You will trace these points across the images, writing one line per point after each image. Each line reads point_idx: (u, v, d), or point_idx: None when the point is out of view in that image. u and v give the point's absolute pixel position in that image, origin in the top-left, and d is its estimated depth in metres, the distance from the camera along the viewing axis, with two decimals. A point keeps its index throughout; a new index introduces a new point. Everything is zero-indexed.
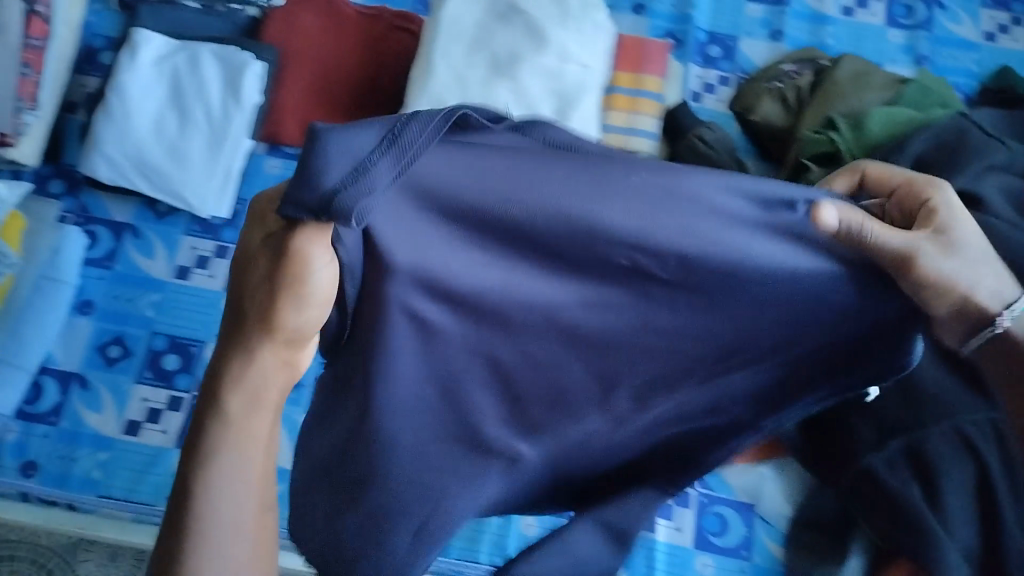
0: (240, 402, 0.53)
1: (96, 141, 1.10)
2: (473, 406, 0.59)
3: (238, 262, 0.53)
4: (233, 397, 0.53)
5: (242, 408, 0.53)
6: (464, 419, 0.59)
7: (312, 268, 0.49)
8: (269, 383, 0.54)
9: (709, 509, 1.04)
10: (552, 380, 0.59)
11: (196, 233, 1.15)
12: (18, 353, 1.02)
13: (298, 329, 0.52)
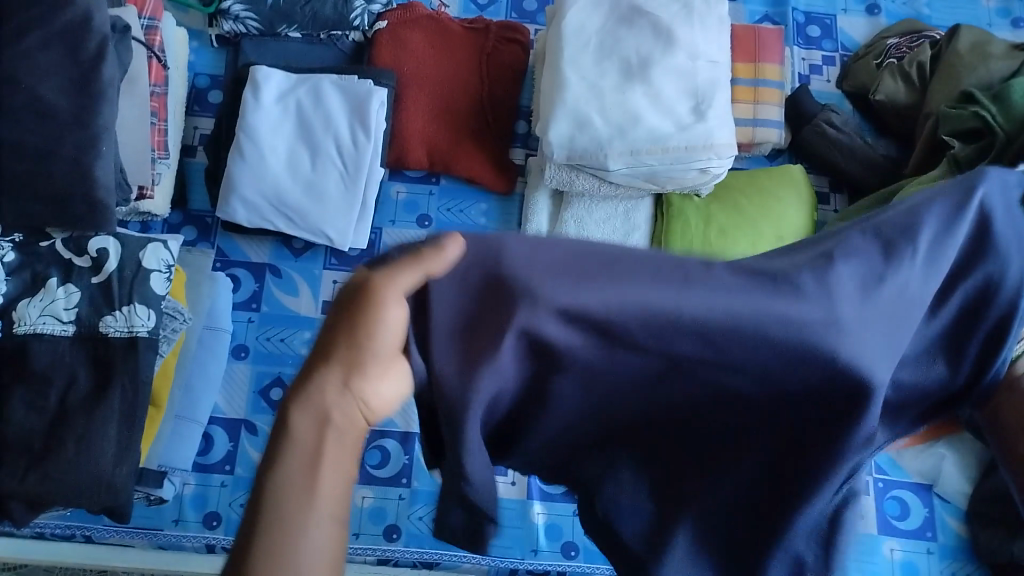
0: (306, 421, 0.45)
1: (233, 185, 1.09)
2: None
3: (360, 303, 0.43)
4: (301, 417, 0.45)
5: (300, 489, 0.43)
6: None
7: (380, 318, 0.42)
8: (323, 466, 0.44)
9: (887, 493, 1.03)
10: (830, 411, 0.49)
11: (335, 267, 1.14)
12: (190, 409, 0.99)
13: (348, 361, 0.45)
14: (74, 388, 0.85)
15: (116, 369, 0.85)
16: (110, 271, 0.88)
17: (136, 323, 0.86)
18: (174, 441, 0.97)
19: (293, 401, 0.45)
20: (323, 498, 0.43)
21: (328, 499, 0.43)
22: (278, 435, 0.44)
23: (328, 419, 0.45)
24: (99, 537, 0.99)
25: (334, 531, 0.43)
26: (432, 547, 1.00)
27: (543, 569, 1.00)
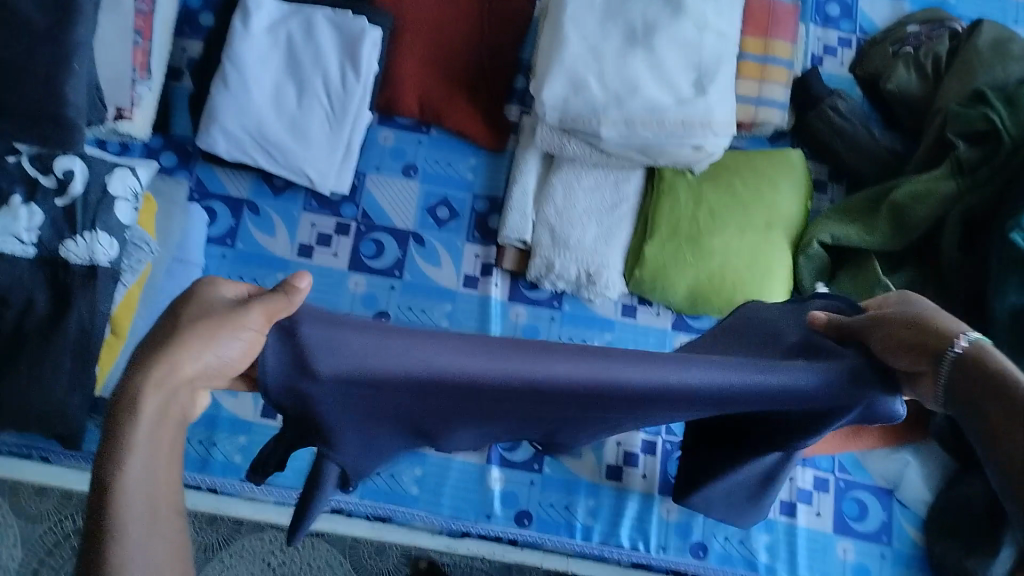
0: (156, 401, 0.46)
1: (214, 115, 1.04)
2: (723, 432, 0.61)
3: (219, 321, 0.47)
4: (151, 397, 0.46)
5: (150, 515, 0.45)
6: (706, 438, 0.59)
7: (234, 333, 0.46)
8: (160, 464, 0.46)
9: (847, 494, 1.03)
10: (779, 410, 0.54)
11: (315, 210, 1.10)
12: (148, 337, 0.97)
13: (209, 366, 0.47)
14: (31, 311, 0.82)
15: (74, 297, 0.83)
16: (74, 195, 0.84)
17: (97, 252, 0.84)
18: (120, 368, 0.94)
19: (149, 387, 0.46)
20: (164, 512, 0.46)
21: (165, 498, 0.46)
22: (125, 428, 0.45)
23: (171, 410, 0.47)
24: (54, 460, 0.98)
25: (168, 539, 0.46)
26: (385, 502, 0.99)
27: (494, 534, 0.99)
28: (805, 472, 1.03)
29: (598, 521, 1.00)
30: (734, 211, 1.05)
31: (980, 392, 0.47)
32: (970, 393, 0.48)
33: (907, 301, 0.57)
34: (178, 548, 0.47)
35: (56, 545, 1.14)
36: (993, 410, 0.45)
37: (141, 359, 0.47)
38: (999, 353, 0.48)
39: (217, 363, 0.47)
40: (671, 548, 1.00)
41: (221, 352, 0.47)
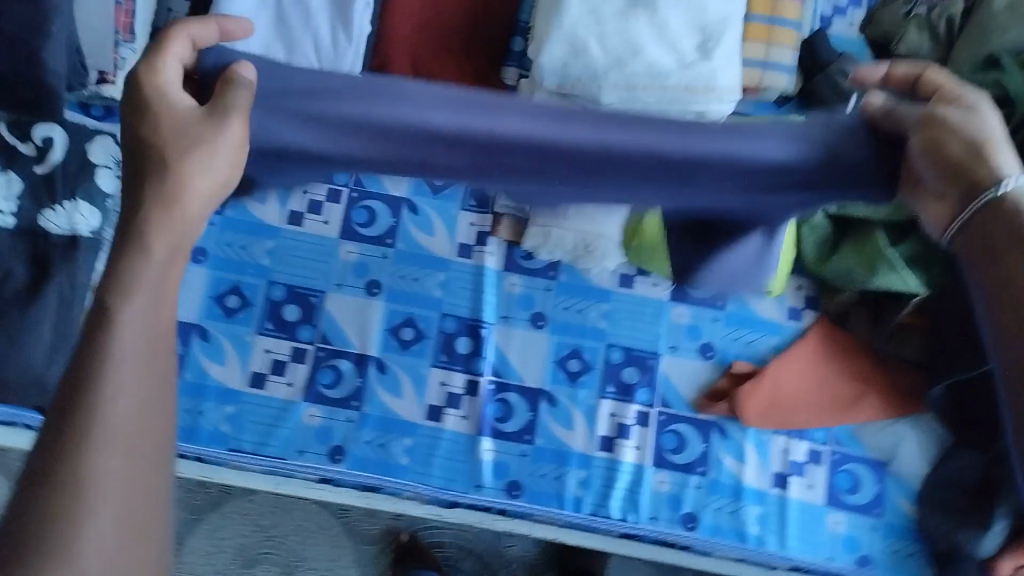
0: (164, 245, 0.46)
1: None
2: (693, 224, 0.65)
3: (185, 129, 0.49)
4: (158, 237, 0.46)
5: (146, 347, 0.43)
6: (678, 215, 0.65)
7: (220, 134, 0.50)
8: (164, 306, 0.45)
9: (841, 467, 1.01)
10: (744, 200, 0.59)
11: None
12: None
13: (202, 186, 0.49)
14: (9, 279, 0.80)
15: (55, 267, 0.81)
16: (54, 163, 0.83)
17: (78, 223, 0.82)
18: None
19: (154, 224, 0.46)
20: (159, 343, 0.44)
21: (163, 328, 0.45)
22: (129, 253, 0.45)
23: (179, 248, 0.47)
24: None
25: (159, 370, 0.44)
26: (374, 471, 0.99)
27: (484, 504, 1.00)
28: (799, 444, 1.02)
29: (589, 492, 1.00)
30: None
31: (1008, 243, 0.46)
32: (992, 239, 0.47)
33: (973, 112, 0.50)
34: (163, 397, 0.43)
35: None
36: (1022, 280, 0.44)
37: (139, 193, 0.47)
38: None
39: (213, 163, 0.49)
40: (661, 518, 0.99)
41: (214, 164, 0.49)
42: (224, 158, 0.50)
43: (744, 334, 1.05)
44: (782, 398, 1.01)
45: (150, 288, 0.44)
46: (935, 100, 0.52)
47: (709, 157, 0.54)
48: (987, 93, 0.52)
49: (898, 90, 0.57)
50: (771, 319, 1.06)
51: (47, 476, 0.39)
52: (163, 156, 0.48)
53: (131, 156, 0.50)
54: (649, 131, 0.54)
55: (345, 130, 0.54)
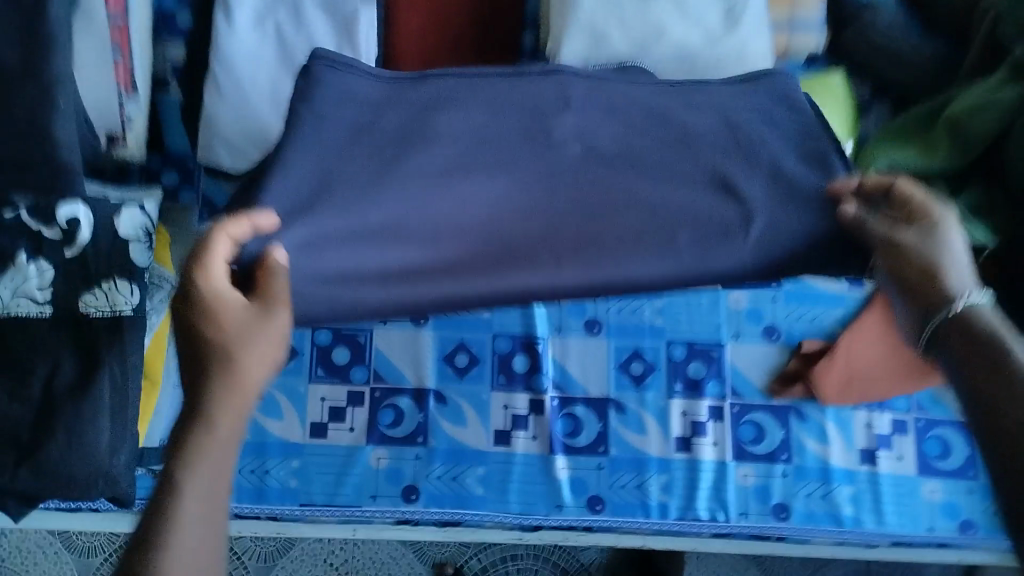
0: (220, 435, 0.54)
1: (211, 123, 0.97)
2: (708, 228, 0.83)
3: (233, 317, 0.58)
4: (218, 427, 0.54)
5: (204, 506, 0.51)
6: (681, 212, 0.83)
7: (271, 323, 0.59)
8: (215, 481, 0.52)
9: (929, 433, 0.98)
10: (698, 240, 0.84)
11: None
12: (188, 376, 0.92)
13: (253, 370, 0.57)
14: (58, 375, 0.78)
15: (103, 354, 0.79)
16: (83, 244, 0.79)
17: (119, 302, 0.79)
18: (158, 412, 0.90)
19: (215, 415, 0.54)
20: (214, 515, 0.51)
21: (221, 506, 0.52)
22: (190, 435, 0.53)
23: (228, 437, 0.54)
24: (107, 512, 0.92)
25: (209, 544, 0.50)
26: (451, 506, 0.96)
27: (568, 523, 0.97)
28: (882, 417, 0.99)
29: (673, 497, 0.96)
30: None
31: (986, 370, 0.51)
32: (969, 352, 0.53)
33: (931, 231, 0.61)
34: (214, 557, 0.50)
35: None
36: (1003, 406, 0.49)
37: (196, 393, 0.55)
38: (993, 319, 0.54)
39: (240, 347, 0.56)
40: (751, 513, 0.96)
41: (264, 353, 0.58)
42: (269, 347, 0.58)
43: (808, 311, 1.02)
44: (859, 372, 0.97)
45: (203, 471, 0.52)
46: (917, 219, 0.62)
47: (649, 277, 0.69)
48: (953, 207, 0.62)
49: (872, 194, 0.67)
50: (834, 291, 1.02)
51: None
52: (220, 348, 0.56)
53: (188, 358, 0.57)
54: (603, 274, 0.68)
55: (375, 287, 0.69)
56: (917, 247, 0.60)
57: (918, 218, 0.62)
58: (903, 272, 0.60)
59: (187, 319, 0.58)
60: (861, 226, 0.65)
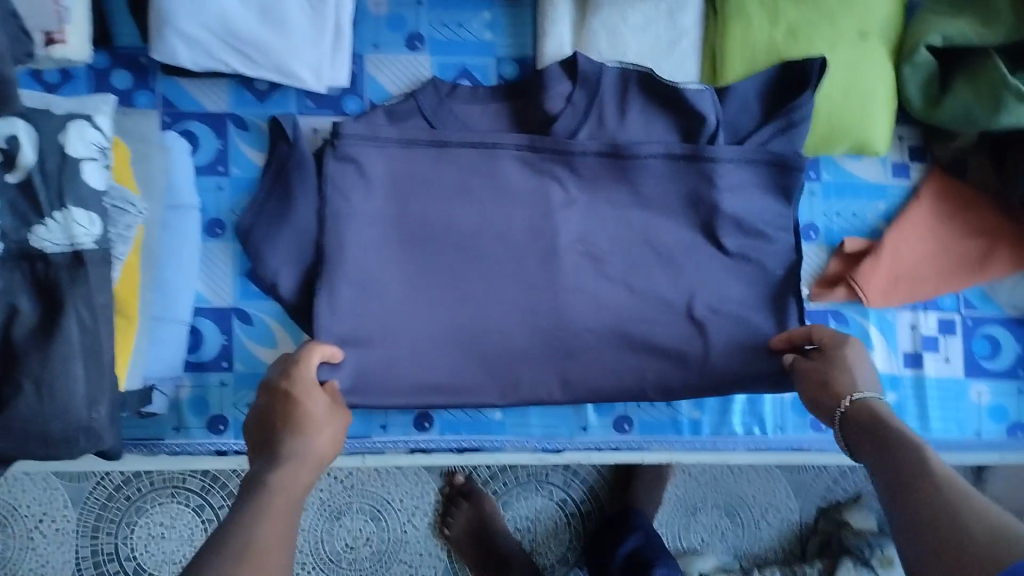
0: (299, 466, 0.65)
1: (165, 14, 0.82)
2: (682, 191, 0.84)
3: (298, 389, 0.71)
4: (291, 453, 0.65)
5: (272, 538, 0.58)
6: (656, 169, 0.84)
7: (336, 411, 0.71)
8: (287, 486, 0.62)
9: (976, 333, 0.91)
10: (664, 228, 0.84)
11: (312, 111, 0.90)
12: (167, 305, 0.83)
13: (316, 424, 0.68)
14: (17, 321, 0.67)
15: (65, 293, 0.67)
16: (27, 167, 0.67)
17: (77, 234, 0.68)
18: (161, 343, 0.83)
19: (287, 433, 0.66)
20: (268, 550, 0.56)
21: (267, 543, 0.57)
22: (273, 457, 0.64)
23: (284, 492, 0.62)
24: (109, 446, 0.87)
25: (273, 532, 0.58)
26: (468, 433, 0.89)
27: (594, 446, 0.91)
28: (928, 317, 0.92)
29: (705, 412, 0.92)
30: (821, 29, 0.86)
31: (878, 443, 0.63)
32: (867, 426, 0.66)
33: (843, 343, 0.75)
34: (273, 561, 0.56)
35: (110, 498, 1.19)
36: (914, 486, 0.57)
37: (272, 425, 0.67)
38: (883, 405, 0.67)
39: (320, 437, 0.67)
40: (787, 428, 0.92)
41: (325, 414, 0.70)
42: (325, 413, 0.70)
43: (848, 205, 0.92)
44: (903, 271, 0.90)
45: (274, 530, 0.58)
46: (822, 334, 0.77)
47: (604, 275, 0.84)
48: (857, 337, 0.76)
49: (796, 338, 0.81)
50: (875, 182, 0.92)
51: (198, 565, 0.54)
52: (295, 411, 0.68)
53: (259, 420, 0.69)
54: (560, 260, 0.83)
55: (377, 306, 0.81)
56: (831, 344, 0.75)
57: (870, 417, 0.66)
58: (816, 398, 0.73)
59: (263, 403, 0.70)
60: (811, 387, 0.74)
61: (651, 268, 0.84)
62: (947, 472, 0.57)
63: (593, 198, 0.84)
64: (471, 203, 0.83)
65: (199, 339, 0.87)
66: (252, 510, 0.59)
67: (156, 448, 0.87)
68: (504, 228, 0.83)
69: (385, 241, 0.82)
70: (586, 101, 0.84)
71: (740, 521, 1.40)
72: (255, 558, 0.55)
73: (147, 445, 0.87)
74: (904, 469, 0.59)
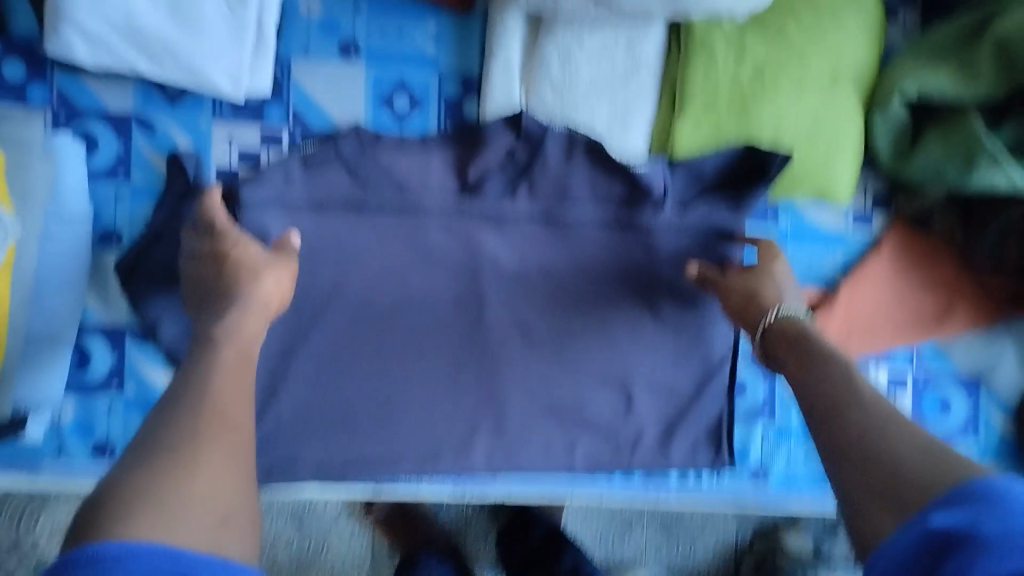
0: (259, 304, 0.67)
1: (59, 5, 0.71)
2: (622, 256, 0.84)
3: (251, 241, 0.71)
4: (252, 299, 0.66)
5: (223, 396, 0.56)
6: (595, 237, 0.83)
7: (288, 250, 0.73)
8: (244, 327, 0.64)
9: (927, 391, 0.88)
10: (598, 293, 0.83)
11: (231, 117, 0.81)
12: (47, 325, 0.77)
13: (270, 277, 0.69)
14: None
15: None
16: None
17: None
18: (39, 368, 0.77)
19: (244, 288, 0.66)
20: (233, 393, 0.57)
21: (231, 392, 0.57)
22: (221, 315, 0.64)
23: (241, 332, 0.63)
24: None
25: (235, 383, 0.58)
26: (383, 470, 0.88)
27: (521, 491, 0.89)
28: (879, 371, 0.88)
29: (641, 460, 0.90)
30: (790, 67, 0.79)
31: (792, 355, 0.68)
32: (784, 338, 0.70)
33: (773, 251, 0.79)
34: (240, 401, 0.57)
35: None
36: (847, 411, 0.59)
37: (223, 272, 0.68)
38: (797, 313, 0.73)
39: (267, 288, 0.68)
40: (723, 477, 0.90)
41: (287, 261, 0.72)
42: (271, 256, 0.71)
43: (805, 251, 0.87)
44: (858, 320, 0.86)
45: (223, 384, 0.57)
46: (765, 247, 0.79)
47: (540, 337, 0.83)
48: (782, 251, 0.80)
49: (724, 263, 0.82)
50: (835, 226, 0.87)
51: (144, 438, 0.52)
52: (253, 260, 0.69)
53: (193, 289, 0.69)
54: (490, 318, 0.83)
55: (303, 359, 0.80)
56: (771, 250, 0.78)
57: (796, 331, 0.70)
58: (733, 297, 0.77)
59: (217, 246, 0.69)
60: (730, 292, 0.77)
61: (580, 338, 0.83)
62: (861, 385, 0.62)
63: (529, 256, 0.83)
64: (404, 259, 0.81)
65: (87, 357, 0.80)
66: (194, 374, 0.58)
67: (28, 472, 0.79)
68: (436, 279, 0.82)
69: (313, 294, 0.80)
70: (527, 155, 0.81)
71: (675, 539, 1.31)
72: (214, 415, 0.55)
73: (21, 465, 0.79)
74: (830, 392, 0.62)
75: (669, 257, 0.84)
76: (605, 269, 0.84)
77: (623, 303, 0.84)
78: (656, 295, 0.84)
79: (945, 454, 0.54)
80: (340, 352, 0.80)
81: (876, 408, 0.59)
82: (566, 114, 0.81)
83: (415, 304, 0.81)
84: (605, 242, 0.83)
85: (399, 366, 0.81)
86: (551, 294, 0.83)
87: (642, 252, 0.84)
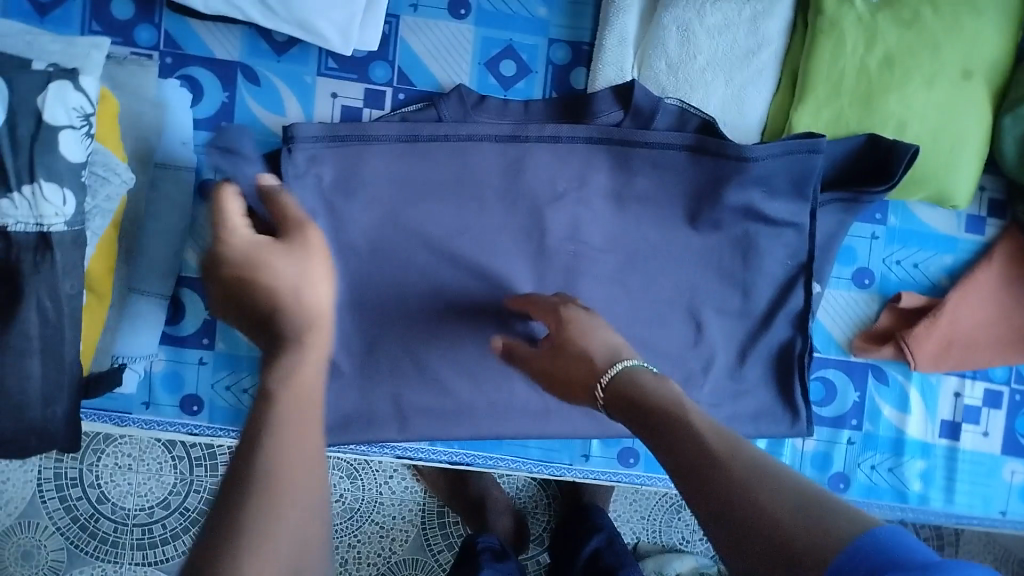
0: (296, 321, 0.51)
1: None
2: (723, 250, 0.81)
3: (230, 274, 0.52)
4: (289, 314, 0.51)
5: (285, 476, 0.44)
6: (695, 223, 0.80)
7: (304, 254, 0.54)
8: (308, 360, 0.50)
9: (1023, 409, 0.87)
10: (690, 286, 0.81)
11: (336, 72, 0.80)
12: (147, 278, 0.77)
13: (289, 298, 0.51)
14: None
15: (26, 279, 0.61)
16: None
17: (46, 213, 0.61)
18: (137, 322, 0.77)
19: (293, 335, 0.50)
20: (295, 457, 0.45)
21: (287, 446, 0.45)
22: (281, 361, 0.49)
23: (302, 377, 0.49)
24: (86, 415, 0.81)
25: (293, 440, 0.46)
26: (458, 446, 0.88)
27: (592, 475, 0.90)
28: (974, 386, 0.87)
29: None
30: (921, 59, 0.76)
31: (652, 414, 0.54)
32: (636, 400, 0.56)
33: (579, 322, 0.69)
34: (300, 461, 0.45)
35: None
36: (719, 474, 0.46)
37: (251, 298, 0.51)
38: (644, 373, 0.59)
39: (305, 283, 0.52)
40: None
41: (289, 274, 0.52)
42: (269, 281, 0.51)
43: (911, 255, 0.85)
44: (958, 337, 0.83)
45: (286, 452, 0.45)
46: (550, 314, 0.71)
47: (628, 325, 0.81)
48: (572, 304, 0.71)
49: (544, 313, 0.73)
50: (944, 232, 0.85)
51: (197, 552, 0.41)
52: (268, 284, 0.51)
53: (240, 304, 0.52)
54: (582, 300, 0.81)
55: (393, 325, 0.80)
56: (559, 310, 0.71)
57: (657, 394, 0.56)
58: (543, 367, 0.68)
59: (235, 267, 0.52)
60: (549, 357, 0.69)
61: (670, 330, 0.82)
62: (728, 436, 0.49)
63: (625, 237, 0.80)
64: (501, 234, 0.79)
65: (180, 312, 0.81)
66: (261, 437, 0.45)
67: (125, 420, 0.81)
68: (529, 255, 0.80)
69: (408, 259, 0.79)
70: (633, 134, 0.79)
71: None
72: (275, 501, 0.43)
73: (113, 416, 0.81)
74: (692, 448, 0.49)
75: (771, 255, 0.81)
76: (702, 258, 0.81)
77: (717, 298, 0.81)
78: (752, 289, 0.82)
79: (817, 496, 0.44)
80: (428, 321, 0.80)
81: (741, 454, 0.47)
82: (679, 92, 0.78)
83: (499, 281, 0.80)
84: (703, 230, 0.80)
85: (487, 340, 0.81)
86: (644, 283, 0.81)
87: (746, 242, 0.80)
